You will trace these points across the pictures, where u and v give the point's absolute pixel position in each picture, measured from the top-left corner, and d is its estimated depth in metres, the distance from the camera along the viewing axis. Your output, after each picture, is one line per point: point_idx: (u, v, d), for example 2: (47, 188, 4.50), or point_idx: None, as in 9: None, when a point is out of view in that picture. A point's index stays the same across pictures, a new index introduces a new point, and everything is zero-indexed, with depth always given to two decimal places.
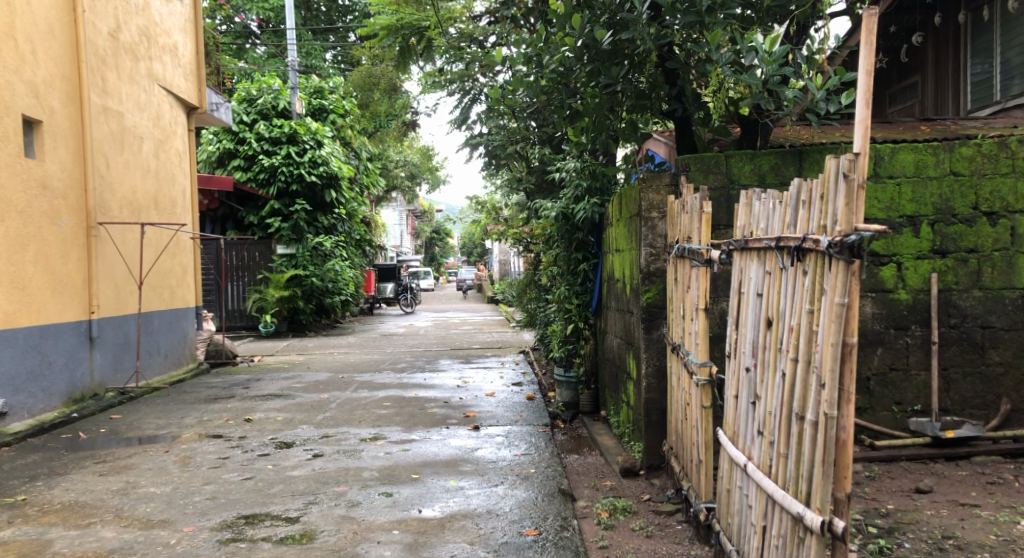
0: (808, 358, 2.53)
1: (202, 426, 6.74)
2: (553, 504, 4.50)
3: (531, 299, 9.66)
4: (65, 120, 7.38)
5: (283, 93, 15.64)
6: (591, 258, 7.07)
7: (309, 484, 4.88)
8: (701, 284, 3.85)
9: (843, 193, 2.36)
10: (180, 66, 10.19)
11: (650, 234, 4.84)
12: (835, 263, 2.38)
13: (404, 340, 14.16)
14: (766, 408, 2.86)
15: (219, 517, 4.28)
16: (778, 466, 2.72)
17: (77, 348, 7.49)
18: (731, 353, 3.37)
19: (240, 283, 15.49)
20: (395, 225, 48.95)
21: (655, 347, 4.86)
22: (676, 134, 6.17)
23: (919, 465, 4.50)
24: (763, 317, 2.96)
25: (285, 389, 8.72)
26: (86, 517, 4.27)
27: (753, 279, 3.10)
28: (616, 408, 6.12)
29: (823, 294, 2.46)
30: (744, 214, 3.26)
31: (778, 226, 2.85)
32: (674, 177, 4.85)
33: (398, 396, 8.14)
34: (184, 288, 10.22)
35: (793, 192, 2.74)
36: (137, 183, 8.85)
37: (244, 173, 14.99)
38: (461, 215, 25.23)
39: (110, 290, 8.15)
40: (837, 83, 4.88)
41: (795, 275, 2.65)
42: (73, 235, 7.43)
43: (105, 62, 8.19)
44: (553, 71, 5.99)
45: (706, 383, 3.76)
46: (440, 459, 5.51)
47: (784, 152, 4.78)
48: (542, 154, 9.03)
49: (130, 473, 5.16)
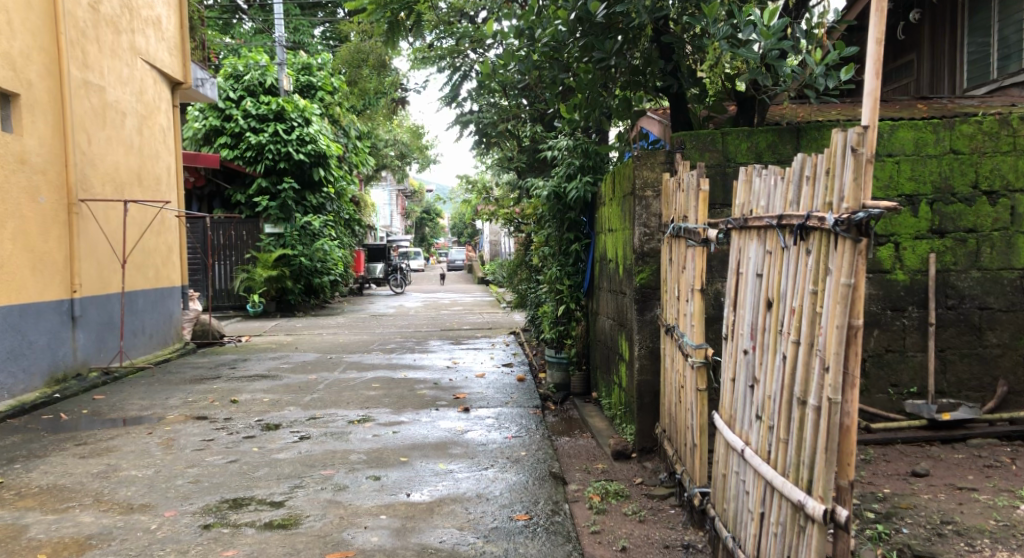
0: (810, 340, 2.44)
1: (187, 407, 6.61)
2: (545, 488, 4.42)
3: (522, 280, 9.55)
4: (44, 93, 7.17)
5: (270, 69, 15.36)
6: (583, 238, 6.95)
7: (295, 467, 4.77)
8: (698, 264, 3.73)
9: (851, 168, 2.24)
10: (164, 40, 9.94)
11: (644, 213, 4.73)
12: (841, 241, 2.28)
13: (394, 320, 14.05)
14: (765, 392, 2.77)
15: (202, 501, 4.17)
16: (777, 452, 2.63)
17: (58, 327, 7.33)
18: (728, 335, 3.27)
19: (227, 263, 15.29)
20: (385, 205, 48.75)
21: (648, 329, 4.77)
22: (672, 112, 6.03)
23: (915, 448, 4.45)
24: (763, 298, 2.86)
25: (272, 370, 8.61)
26: (65, 502, 4.15)
27: (752, 259, 2.99)
28: (608, 390, 6.04)
29: (827, 274, 2.36)
30: (743, 192, 3.15)
31: (779, 203, 2.75)
32: (669, 155, 4.73)
33: (387, 378, 8.03)
34: (169, 267, 10.05)
35: (795, 168, 2.62)
36: (120, 160, 8.65)
37: (230, 150, 14.73)
38: (451, 195, 24.96)
39: (93, 268, 7.98)
40: (836, 58, 4.77)
41: (798, 255, 2.55)
42: (53, 212, 7.25)
43: (86, 34, 7.96)
44: (546, 45, 5.94)
45: (701, 365, 3.67)
46: (429, 441, 5.42)
47: (781, 129, 4.66)
48: (534, 132, 8.87)
49: (113, 456, 5.04)
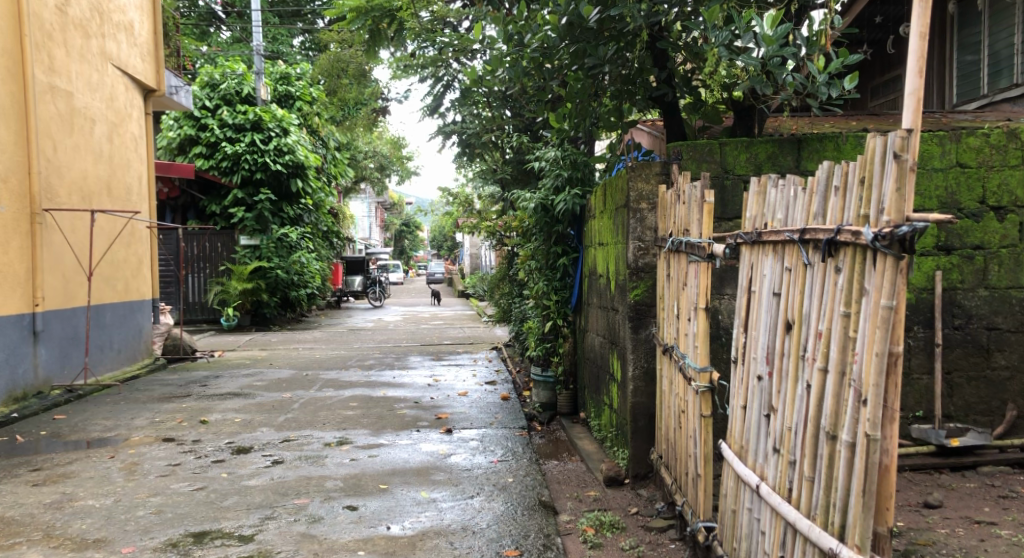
0: (840, 369, 2.23)
1: (153, 428, 6.23)
2: (534, 519, 4.14)
3: (505, 294, 9.30)
4: (6, 98, 6.79)
5: (247, 78, 15.05)
6: (570, 251, 6.70)
7: (267, 496, 4.44)
8: (702, 281, 3.47)
9: (893, 176, 2.03)
10: (136, 46, 9.60)
11: (639, 226, 4.49)
12: (879, 259, 2.07)
13: (373, 335, 13.70)
14: (784, 423, 2.55)
15: (164, 535, 3.82)
16: (801, 491, 2.41)
17: (19, 343, 6.94)
18: (738, 359, 3.04)
19: (201, 275, 14.91)
20: (364, 217, 48.79)
21: (643, 348, 4.53)
22: (665, 123, 5.83)
23: (923, 477, 4.26)
24: (780, 320, 2.64)
25: (245, 387, 8.23)
26: (11, 537, 3.77)
27: (767, 276, 2.77)
28: (597, 411, 5.78)
29: (863, 295, 2.15)
30: (755, 203, 2.93)
31: (800, 216, 2.52)
32: (664, 166, 4.51)
33: (365, 396, 7.69)
34: (139, 280, 9.66)
35: (820, 177, 2.41)
36: (88, 168, 8.28)
37: (206, 160, 14.34)
38: (432, 207, 24.49)
39: (57, 281, 7.59)
40: (840, 66, 4.56)
41: (825, 272, 2.33)
42: (15, 222, 6.87)
43: (52, 38, 7.59)
44: (535, 51, 5.59)
45: (706, 390, 3.41)
46: (410, 466, 5.11)
47: (781, 140, 4.43)
48: (519, 142, 8.64)
49: (69, 483, 4.65)
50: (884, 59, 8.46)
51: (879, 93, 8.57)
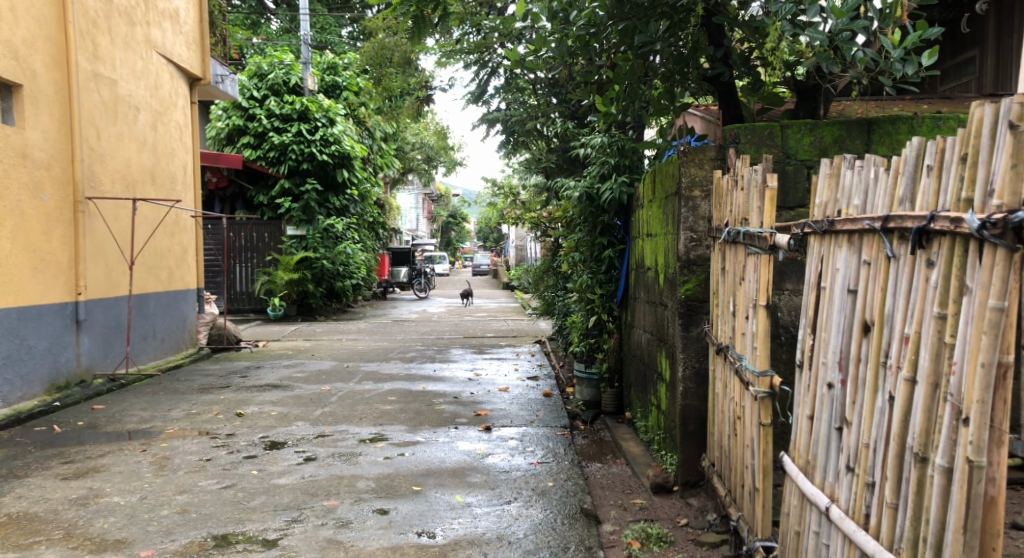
0: (933, 380, 1.88)
1: (189, 421, 6.14)
2: (575, 530, 3.85)
3: (549, 286, 9.02)
4: (49, 85, 6.76)
5: (296, 68, 14.85)
6: (616, 243, 6.38)
7: (295, 496, 4.26)
8: (762, 275, 3.12)
9: (1006, 151, 1.67)
10: (181, 34, 9.55)
11: (691, 216, 4.15)
12: (986, 251, 1.70)
13: (416, 326, 13.56)
14: (860, 439, 2.22)
15: (185, 537, 3.67)
16: (882, 518, 2.08)
17: (61, 332, 6.94)
18: (804, 363, 2.70)
19: (248, 265, 14.99)
20: (411, 208, 49.25)
21: (694, 347, 4.20)
22: (720, 106, 5.45)
23: (1007, 493, 3.81)
24: (857, 320, 2.30)
25: (284, 378, 8.14)
26: (30, 535, 3.66)
27: (840, 271, 2.43)
28: (644, 411, 5.47)
29: (964, 294, 1.79)
30: (826, 188, 2.58)
31: (883, 201, 2.18)
32: (720, 151, 4.15)
33: (404, 390, 7.50)
34: (183, 269, 9.67)
35: (908, 157, 2.06)
36: (132, 157, 8.27)
37: (253, 151, 14.42)
38: (479, 196, 24.24)
39: (99, 269, 7.57)
40: (916, 40, 4.11)
41: (915, 266, 1.99)
42: (58, 210, 6.85)
43: (97, 25, 7.57)
44: (580, 29, 5.25)
45: (766, 396, 3.07)
46: (446, 467, 4.88)
47: (849, 121, 4.04)
48: (564, 128, 8.32)
49: (97, 477, 4.56)
50: (955, 41, 7.94)
51: (949, 77, 8.08)
